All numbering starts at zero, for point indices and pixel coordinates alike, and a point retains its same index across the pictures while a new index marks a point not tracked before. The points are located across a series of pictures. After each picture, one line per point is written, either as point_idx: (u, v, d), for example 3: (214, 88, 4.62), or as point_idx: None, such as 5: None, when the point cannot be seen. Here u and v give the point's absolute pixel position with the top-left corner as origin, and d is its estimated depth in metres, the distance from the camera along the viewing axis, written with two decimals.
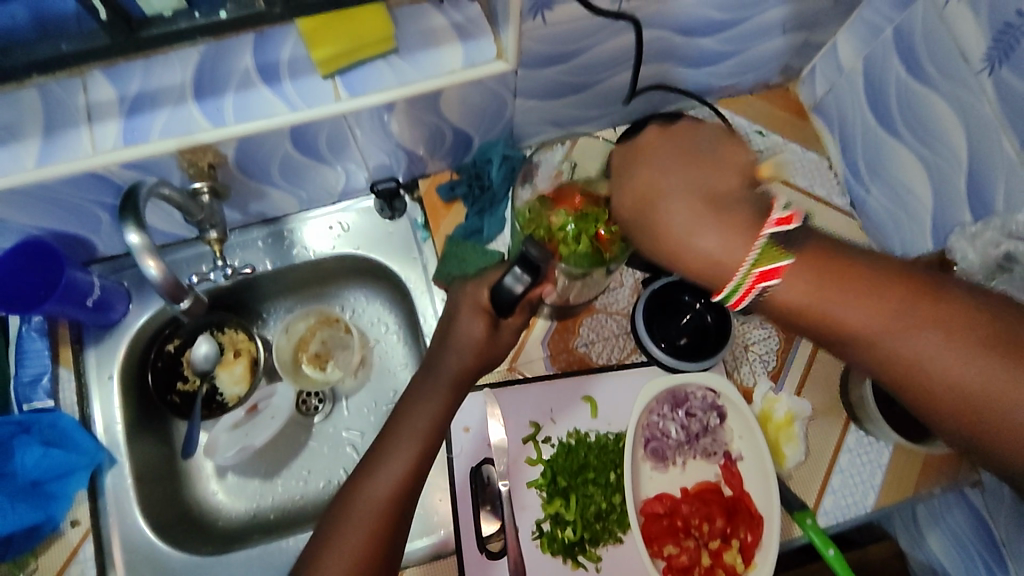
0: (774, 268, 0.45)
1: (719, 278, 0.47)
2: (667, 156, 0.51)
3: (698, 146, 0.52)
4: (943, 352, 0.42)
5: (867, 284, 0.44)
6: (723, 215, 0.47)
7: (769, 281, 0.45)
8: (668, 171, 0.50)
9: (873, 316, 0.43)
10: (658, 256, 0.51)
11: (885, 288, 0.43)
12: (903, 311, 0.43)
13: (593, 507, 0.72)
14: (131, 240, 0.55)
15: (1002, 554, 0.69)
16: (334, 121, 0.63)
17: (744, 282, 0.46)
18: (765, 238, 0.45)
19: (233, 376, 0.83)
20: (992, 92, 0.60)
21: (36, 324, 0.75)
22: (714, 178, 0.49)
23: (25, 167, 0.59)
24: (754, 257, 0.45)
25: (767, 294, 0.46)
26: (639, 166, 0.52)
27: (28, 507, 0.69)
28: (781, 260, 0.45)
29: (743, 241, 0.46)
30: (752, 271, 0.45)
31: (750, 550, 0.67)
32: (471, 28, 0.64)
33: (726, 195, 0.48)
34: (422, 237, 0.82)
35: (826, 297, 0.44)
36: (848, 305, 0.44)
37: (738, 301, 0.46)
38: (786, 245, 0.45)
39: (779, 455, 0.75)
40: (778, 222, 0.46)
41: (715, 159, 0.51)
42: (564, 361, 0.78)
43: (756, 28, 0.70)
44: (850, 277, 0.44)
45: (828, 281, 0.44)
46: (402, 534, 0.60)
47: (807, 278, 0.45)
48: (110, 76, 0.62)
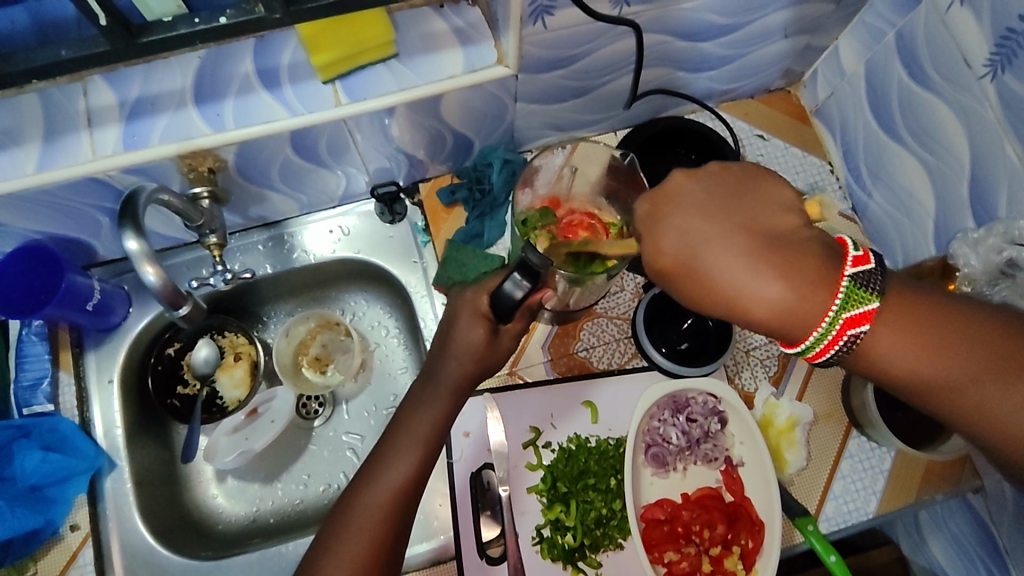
0: (862, 312, 0.46)
1: (796, 326, 0.47)
2: (704, 200, 0.52)
3: (744, 190, 0.52)
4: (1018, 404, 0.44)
5: (947, 335, 0.46)
6: (784, 264, 0.47)
7: (862, 326, 0.46)
8: (714, 218, 0.50)
9: (950, 366, 0.45)
10: (711, 309, 0.51)
11: (964, 339, 0.45)
12: (982, 362, 0.45)
13: (593, 513, 0.71)
14: (130, 247, 0.55)
15: (1005, 560, 0.69)
16: (335, 126, 0.63)
17: (831, 329, 0.46)
18: (847, 280, 0.46)
19: (233, 379, 0.84)
20: (995, 97, 0.59)
21: (37, 328, 0.75)
22: (769, 225, 0.49)
23: (25, 172, 0.59)
24: (840, 304, 0.46)
25: (857, 339, 0.46)
26: (671, 211, 0.52)
27: (26, 511, 0.68)
28: (869, 305, 0.46)
29: (823, 295, 0.46)
30: (840, 317, 0.46)
31: (751, 557, 0.67)
32: (471, 33, 0.64)
33: (783, 242, 0.48)
34: (422, 242, 0.82)
35: (907, 346, 0.46)
36: (929, 354, 0.45)
37: (820, 351, 0.48)
38: (871, 286, 0.46)
39: (779, 461, 0.75)
40: (855, 262, 0.47)
41: (760, 202, 0.51)
42: (565, 365, 0.78)
43: (757, 32, 0.70)
44: (924, 320, 0.46)
45: (909, 329, 0.46)
46: (402, 539, 0.60)
47: (892, 320, 0.46)
48: (111, 82, 0.62)
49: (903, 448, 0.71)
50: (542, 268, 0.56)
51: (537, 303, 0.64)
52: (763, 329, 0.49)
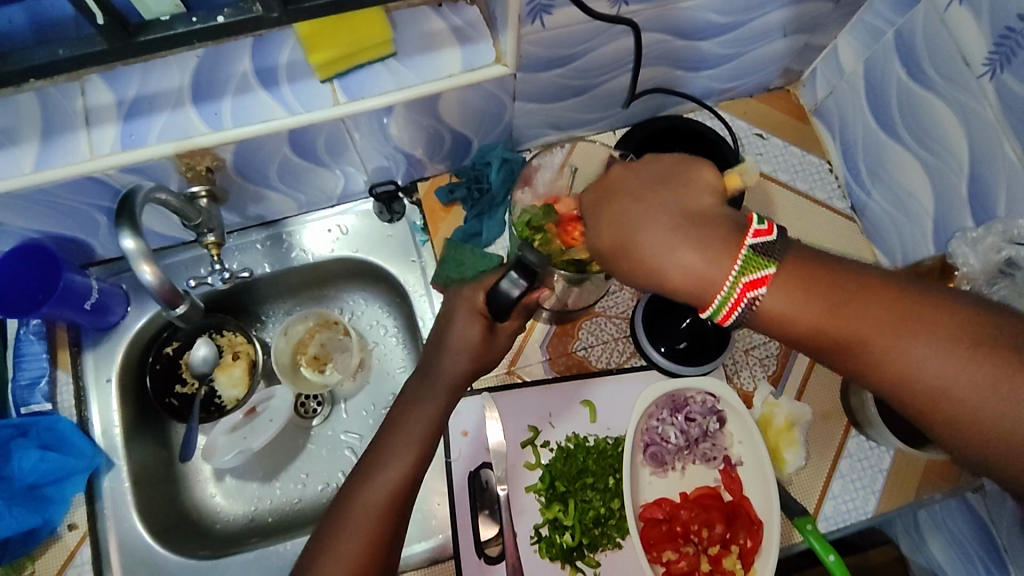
0: (760, 277, 0.44)
1: (705, 295, 0.45)
2: (635, 183, 0.50)
3: (663, 171, 0.50)
4: (936, 362, 0.41)
5: (848, 296, 0.43)
6: (707, 236, 0.45)
7: (758, 290, 0.44)
8: (641, 198, 0.49)
9: (863, 325, 0.43)
10: (642, 285, 0.49)
11: (867, 297, 0.43)
12: (895, 321, 0.42)
13: (591, 512, 0.71)
14: (126, 245, 0.54)
15: (1003, 559, 0.68)
16: (332, 125, 0.63)
17: (731, 296, 0.44)
18: (748, 247, 0.44)
19: (231, 378, 0.83)
20: (994, 97, 0.59)
21: (34, 327, 0.75)
22: (692, 200, 0.48)
23: (21, 171, 0.59)
24: (739, 268, 0.44)
25: (756, 304, 0.44)
26: (607, 198, 0.51)
27: (24, 510, 0.68)
28: (763, 269, 0.44)
29: (724, 260, 0.44)
30: (740, 280, 0.44)
31: (750, 556, 0.66)
32: (470, 31, 0.63)
33: (708, 217, 0.46)
34: (420, 240, 0.82)
35: (808, 307, 0.44)
36: (837, 315, 0.43)
37: (725, 316, 0.45)
38: (770, 253, 0.44)
39: (779, 460, 0.74)
40: (757, 233, 0.45)
41: (678, 181, 0.49)
42: (563, 364, 0.78)
43: (756, 31, 0.70)
44: (821, 281, 0.44)
45: (811, 292, 0.44)
46: (399, 538, 0.60)
47: (791, 283, 0.44)
48: (108, 81, 0.62)
49: (901, 446, 0.72)
50: (540, 268, 0.57)
51: (535, 301, 0.64)
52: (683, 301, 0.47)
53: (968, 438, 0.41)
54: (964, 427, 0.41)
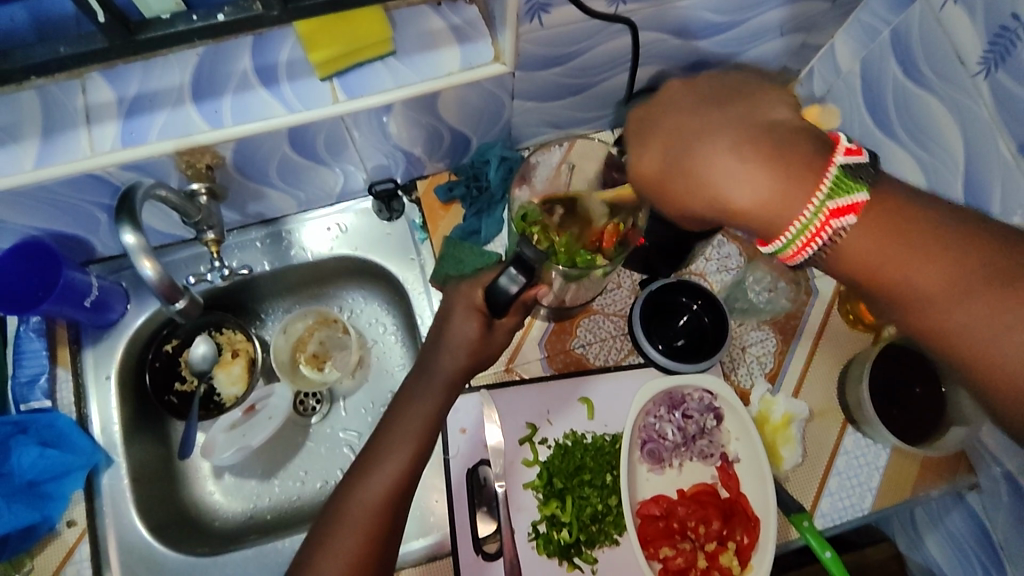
0: (850, 204, 0.43)
1: (782, 224, 0.44)
2: (693, 101, 0.49)
3: (728, 90, 0.49)
4: (987, 320, 0.40)
5: (921, 242, 0.42)
6: (778, 153, 0.44)
7: (846, 218, 0.43)
8: (706, 116, 0.47)
9: (925, 272, 0.42)
10: (694, 210, 0.48)
11: (942, 246, 0.42)
12: (956, 273, 0.41)
13: (588, 509, 0.72)
14: (126, 240, 0.55)
15: (1000, 558, 0.69)
16: (332, 123, 0.64)
17: (814, 221, 0.43)
18: (836, 168, 0.43)
19: (230, 376, 0.83)
20: (989, 96, 0.60)
21: (34, 324, 0.75)
22: (759, 113, 0.46)
23: (22, 168, 0.59)
24: (826, 192, 0.43)
25: (838, 233, 0.43)
26: (657, 122, 0.50)
27: (23, 507, 0.69)
28: (857, 195, 0.42)
29: (805, 185, 0.43)
30: (824, 207, 0.43)
31: (747, 552, 0.67)
32: (469, 30, 0.64)
33: (782, 132, 0.45)
34: (419, 238, 0.82)
35: (871, 244, 0.43)
36: (900, 259, 0.42)
37: (793, 253, 0.45)
38: (858, 175, 0.43)
39: (776, 457, 0.75)
40: (847, 153, 0.44)
41: (747, 97, 0.47)
42: (561, 362, 0.78)
43: (754, 30, 0.70)
44: (902, 224, 0.43)
45: (877, 229, 0.43)
46: (397, 534, 0.60)
47: (870, 221, 0.43)
48: (109, 78, 0.62)
49: (900, 444, 0.72)
50: (537, 262, 0.56)
51: (532, 298, 0.65)
52: (749, 227, 0.46)
53: (1000, 400, 0.40)
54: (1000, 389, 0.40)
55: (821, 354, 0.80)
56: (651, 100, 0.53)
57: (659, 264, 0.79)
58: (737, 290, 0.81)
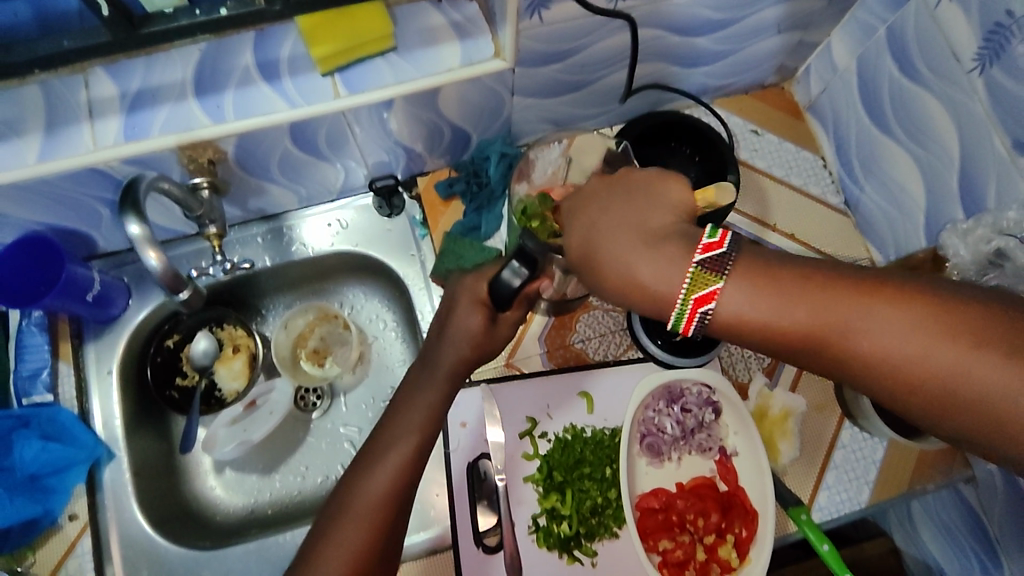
0: (710, 292, 0.44)
1: (664, 310, 0.46)
2: (607, 200, 0.52)
3: (632, 187, 0.52)
4: (916, 354, 0.40)
5: (805, 290, 0.43)
6: (663, 247, 0.47)
7: (709, 305, 0.44)
8: (609, 214, 0.50)
9: (840, 321, 0.42)
10: (612, 298, 0.50)
11: (826, 292, 0.42)
12: (877, 318, 0.41)
13: (588, 502, 0.72)
14: (132, 231, 0.55)
15: (996, 550, 0.70)
16: (333, 118, 0.64)
17: (685, 310, 0.45)
18: (696, 265, 0.44)
19: (232, 371, 0.84)
20: (984, 91, 0.61)
21: (37, 319, 0.76)
22: (648, 216, 0.49)
23: (26, 162, 0.60)
24: (688, 284, 0.45)
25: (708, 317, 0.45)
26: (581, 214, 0.53)
27: (26, 500, 0.69)
28: (714, 284, 0.44)
29: (677, 267, 0.45)
30: (689, 297, 0.45)
31: (745, 545, 0.67)
32: (469, 27, 0.64)
33: (670, 232, 0.47)
34: (419, 235, 0.83)
35: (776, 312, 0.43)
36: (812, 315, 0.42)
37: (686, 328, 0.46)
38: (719, 267, 0.44)
39: (773, 450, 0.76)
40: (708, 248, 0.45)
41: (644, 196, 0.51)
42: (561, 357, 0.79)
43: (752, 27, 0.71)
44: (782, 280, 0.43)
45: (778, 294, 0.43)
46: (400, 525, 0.61)
47: (751, 285, 0.44)
48: (112, 73, 0.63)
49: (894, 437, 0.72)
50: (539, 255, 0.57)
51: (535, 292, 0.65)
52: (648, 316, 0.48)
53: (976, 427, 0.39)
54: (964, 416, 0.39)
55: None
56: (581, 190, 0.56)
57: None
58: None
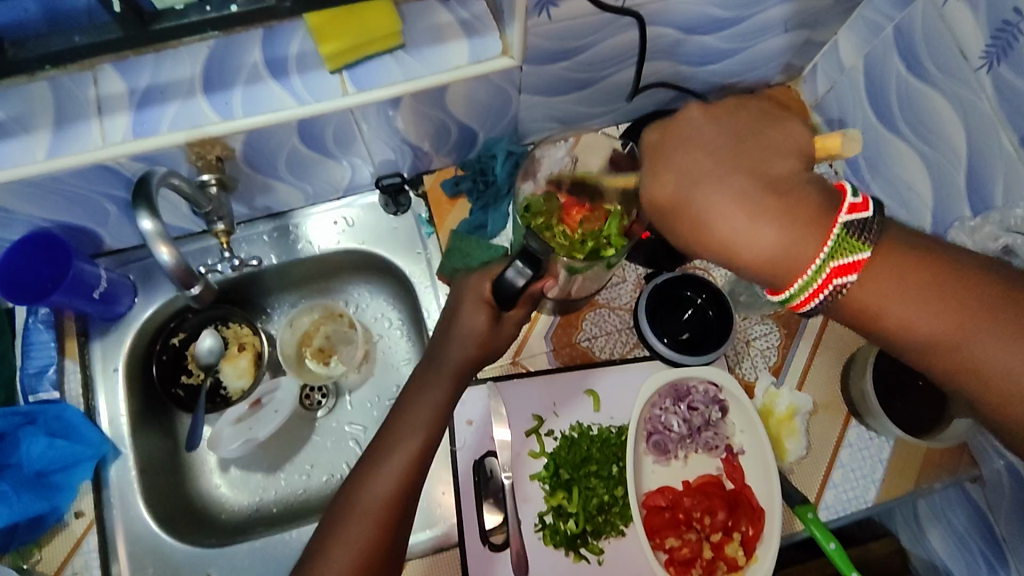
0: (852, 263, 0.44)
1: (788, 277, 0.45)
2: (715, 139, 0.49)
3: (740, 130, 0.49)
4: (1009, 363, 0.41)
5: (935, 291, 0.43)
6: (786, 202, 0.45)
7: (850, 275, 0.44)
8: (718, 157, 0.48)
9: (941, 323, 0.42)
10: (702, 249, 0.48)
11: (956, 296, 0.42)
12: (983, 323, 0.42)
13: (594, 500, 0.72)
14: (144, 226, 0.55)
15: (1002, 548, 0.70)
16: (341, 115, 0.64)
17: (816, 279, 0.44)
18: (841, 225, 0.44)
19: (237, 369, 0.84)
20: (991, 89, 0.61)
21: (43, 316, 0.76)
22: (766, 164, 0.47)
23: (34, 158, 0.60)
24: (830, 250, 0.44)
25: (842, 291, 0.44)
26: (678, 152, 0.49)
27: (33, 497, 0.69)
28: (859, 254, 0.44)
29: (810, 236, 0.44)
30: (828, 265, 0.44)
31: (751, 543, 0.67)
32: (477, 24, 0.65)
33: (790, 183, 0.46)
34: (425, 233, 0.83)
35: (888, 299, 0.44)
36: (917, 313, 0.43)
37: (803, 300, 0.46)
38: (866, 236, 0.44)
39: (780, 449, 0.75)
40: (851, 210, 0.44)
41: (749, 140, 0.48)
42: (567, 355, 0.79)
43: (758, 26, 0.71)
44: (919, 275, 0.43)
45: (896, 284, 0.44)
46: (406, 523, 0.60)
47: (886, 273, 0.44)
48: (121, 70, 0.63)
49: (902, 436, 0.72)
50: (543, 255, 0.58)
51: (539, 290, 0.66)
52: (751, 277, 0.47)
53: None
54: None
55: (824, 349, 0.80)
56: (663, 124, 0.52)
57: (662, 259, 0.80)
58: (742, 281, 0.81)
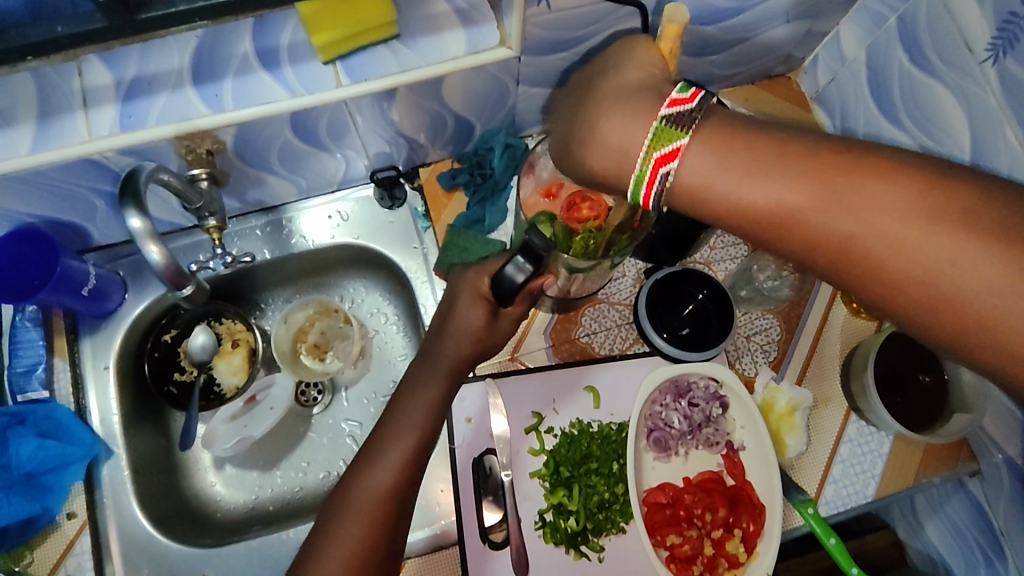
0: (672, 149, 0.43)
1: (626, 175, 0.46)
2: (590, 81, 0.54)
3: (610, 66, 0.53)
4: (877, 230, 0.37)
5: (778, 158, 0.41)
6: (633, 104, 0.47)
7: (671, 163, 0.44)
8: (589, 90, 0.52)
9: (773, 189, 0.41)
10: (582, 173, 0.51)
11: (803, 162, 0.40)
12: (843, 192, 0.39)
13: (595, 497, 0.71)
14: (132, 225, 0.53)
15: (1001, 543, 0.70)
16: (334, 108, 0.63)
17: (645, 171, 0.45)
18: (662, 118, 0.44)
19: (231, 366, 0.82)
20: (996, 82, 0.60)
21: (31, 314, 0.74)
22: (622, 83, 0.50)
23: (18, 153, 0.58)
24: (650, 140, 0.44)
25: (668, 178, 0.44)
26: (572, 101, 0.55)
27: (23, 499, 0.68)
28: (678, 139, 0.43)
29: (642, 126, 0.45)
30: (650, 156, 0.44)
31: (753, 539, 0.67)
32: (474, 13, 0.63)
33: (638, 88, 0.48)
34: (422, 227, 0.81)
35: (726, 179, 0.42)
36: (749, 181, 0.41)
37: (647, 195, 0.45)
38: (683, 123, 0.44)
39: (780, 445, 0.75)
40: (676, 104, 0.45)
41: (618, 69, 0.52)
42: (567, 351, 0.78)
43: (761, 16, 0.69)
44: (751, 147, 0.42)
45: (735, 162, 0.42)
46: (401, 522, 0.59)
47: (714, 149, 0.43)
48: (106, 61, 0.61)
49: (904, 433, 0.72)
50: (545, 251, 0.56)
51: (539, 288, 0.64)
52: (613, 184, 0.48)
53: (930, 313, 0.37)
54: (928, 305, 0.37)
55: (826, 343, 0.79)
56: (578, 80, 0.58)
57: (662, 253, 0.77)
58: (743, 276, 0.80)
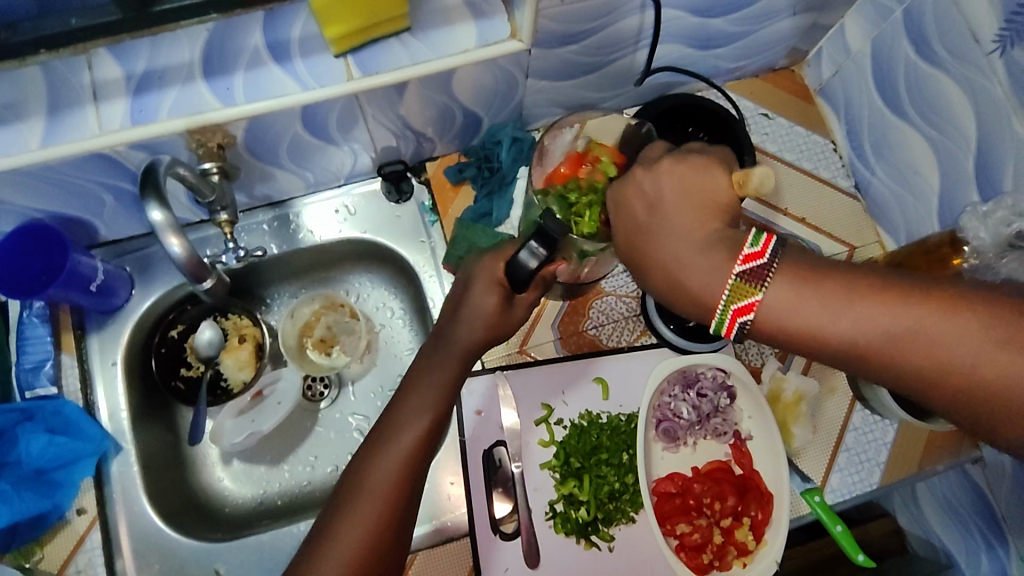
0: (748, 304, 0.44)
1: (705, 313, 0.47)
2: (654, 193, 0.51)
3: (683, 180, 0.50)
4: (963, 350, 0.39)
5: (847, 290, 0.42)
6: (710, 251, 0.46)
7: (748, 315, 0.44)
8: (655, 211, 0.50)
9: (852, 325, 0.42)
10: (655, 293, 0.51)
11: (871, 293, 0.42)
12: (886, 321, 0.41)
13: (606, 487, 0.72)
14: (154, 217, 0.54)
15: (1002, 527, 0.70)
16: (346, 101, 0.63)
17: (724, 317, 0.46)
18: (736, 275, 0.45)
19: (238, 361, 0.82)
20: (1003, 72, 0.60)
21: (38, 310, 0.74)
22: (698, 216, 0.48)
23: (29, 148, 0.58)
24: (727, 294, 0.45)
25: (748, 327, 0.45)
26: (629, 207, 0.52)
27: (33, 495, 0.68)
28: (752, 295, 0.44)
29: (721, 277, 0.45)
30: (728, 307, 0.45)
31: (762, 527, 0.68)
32: (485, 6, 0.63)
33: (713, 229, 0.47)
34: (429, 221, 0.82)
35: (809, 315, 0.43)
36: (829, 317, 0.42)
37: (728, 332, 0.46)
38: (759, 279, 0.44)
39: (787, 434, 0.76)
40: (748, 258, 0.44)
41: (696, 189, 0.49)
42: (575, 343, 0.78)
43: (766, 10, 0.70)
44: (819, 284, 0.43)
45: (809, 300, 0.43)
46: (415, 511, 0.60)
47: (788, 287, 0.43)
48: (116, 54, 0.60)
49: (907, 418, 0.73)
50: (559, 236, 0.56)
51: (552, 274, 0.64)
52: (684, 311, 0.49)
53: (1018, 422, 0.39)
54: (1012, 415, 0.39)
55: None
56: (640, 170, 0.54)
57: None
58: None
